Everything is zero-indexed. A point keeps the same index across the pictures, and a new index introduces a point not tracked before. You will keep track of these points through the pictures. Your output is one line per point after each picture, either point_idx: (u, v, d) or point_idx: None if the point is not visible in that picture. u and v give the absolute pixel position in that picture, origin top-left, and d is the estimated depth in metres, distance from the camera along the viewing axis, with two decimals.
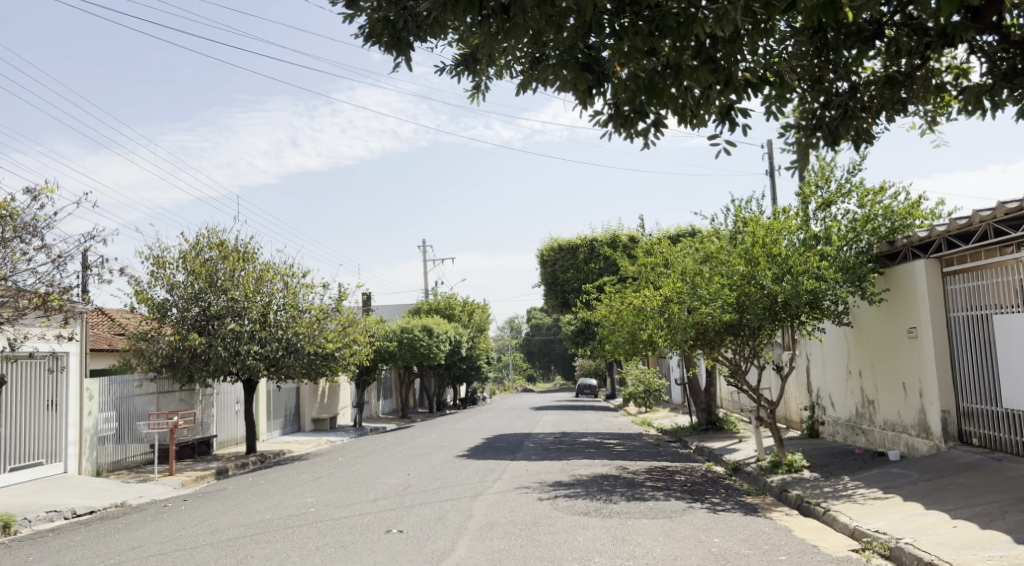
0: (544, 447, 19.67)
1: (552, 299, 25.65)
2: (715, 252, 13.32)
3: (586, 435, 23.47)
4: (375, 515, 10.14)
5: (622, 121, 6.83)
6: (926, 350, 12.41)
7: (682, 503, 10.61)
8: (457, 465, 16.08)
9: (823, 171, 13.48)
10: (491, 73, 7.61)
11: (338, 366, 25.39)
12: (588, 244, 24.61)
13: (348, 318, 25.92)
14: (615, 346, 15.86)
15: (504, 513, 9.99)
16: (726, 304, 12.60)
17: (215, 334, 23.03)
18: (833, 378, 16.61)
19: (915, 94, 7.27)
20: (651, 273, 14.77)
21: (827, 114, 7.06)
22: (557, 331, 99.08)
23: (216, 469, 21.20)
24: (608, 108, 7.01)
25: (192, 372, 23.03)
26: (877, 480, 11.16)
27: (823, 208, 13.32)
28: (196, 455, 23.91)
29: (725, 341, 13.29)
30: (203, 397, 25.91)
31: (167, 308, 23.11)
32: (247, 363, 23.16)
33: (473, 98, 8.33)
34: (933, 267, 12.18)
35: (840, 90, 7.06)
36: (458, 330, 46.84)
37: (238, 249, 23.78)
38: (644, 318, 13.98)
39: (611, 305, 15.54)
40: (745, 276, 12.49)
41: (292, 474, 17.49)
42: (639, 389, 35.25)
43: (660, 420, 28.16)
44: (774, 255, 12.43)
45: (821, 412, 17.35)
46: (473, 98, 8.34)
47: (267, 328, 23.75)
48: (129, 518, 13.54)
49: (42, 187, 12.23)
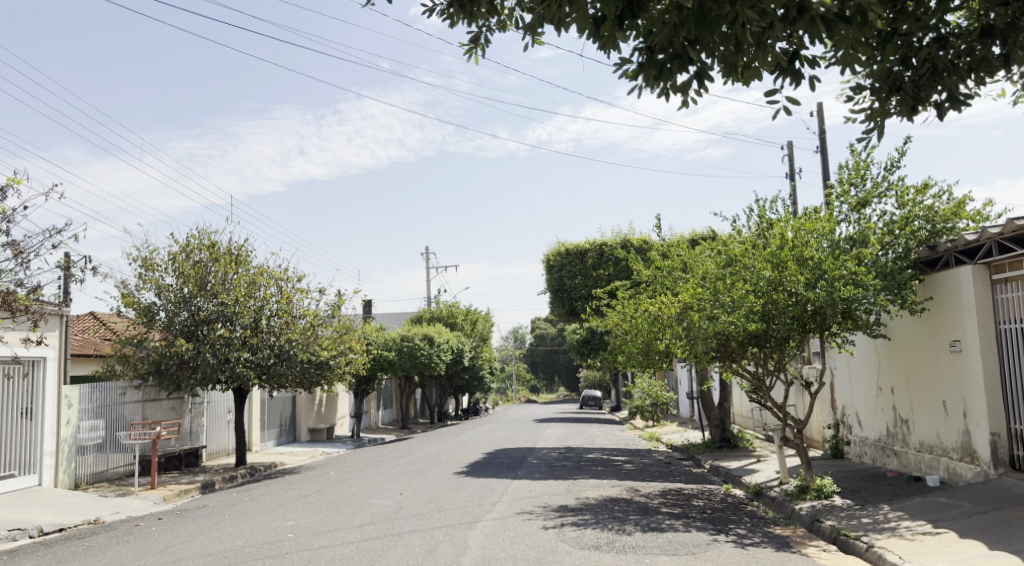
0: (548, 464, 18.47)
1: (557, 307, 24.46)
2: (739, 254, 12.14)
3: (592, 450, 22.31)
4: (358, 546, 9.00)
5: (657, 72, 6.99)
6: (972, 365, 11.24)
7: (704, 534, 9.46)
8: (455, 483, 14.90)
9: (858, 167, 12.36)
10: (487, 18, 7.39)
11: (333, 376, 24.27)
12: (597, 248, 23.45)
13: (345, 324, 24.79)
14: (630, 356, 14.72)
15: (504, 545, 8.84)
16: (751, 312, 11.47)
17: (205, 341, 21.92)
18: (861, 395, 15.43)
19: (1011, 50, 7.41)
20: (668, 279, 13.62)
21: (908, 72, 7.56)
22: (561, 341, 97.84)
23: (201, 483, 20.05)
24: (637, 58, 7.34)
25: (180, 381, 21.87)
26: (922, 511, 9.98)
27: (860, 209, 12.16)
28: (183, 467, 22.79)
29: (748, 352, 12.13)
30: (192, 406, 24.79)
31: (154, 312, 22.02)
32: (236, 370, 21.99)
33: (469, 58, 8.82)
34: (981, 274, 11.06)
35: (927, 41, 7.47)
36: (460, 339, 45.68)
37: (230, 252, 22.72)
38: (661, 327, 12.83)
39: (624, 312, 14.39)
40: (773, 282, 11.37)
41: (278, 490, 16.32)
42: (646, 402, 34.16)
43: (669, 436, 27.02)
44: (806, 258, 11.30)
45: (846, 431, 16.19)
46: (470, 58, 8.82)
47: (258, 334, 22.63)
48: (95, 539, 12.40)
49: (9, 178, 11.09)
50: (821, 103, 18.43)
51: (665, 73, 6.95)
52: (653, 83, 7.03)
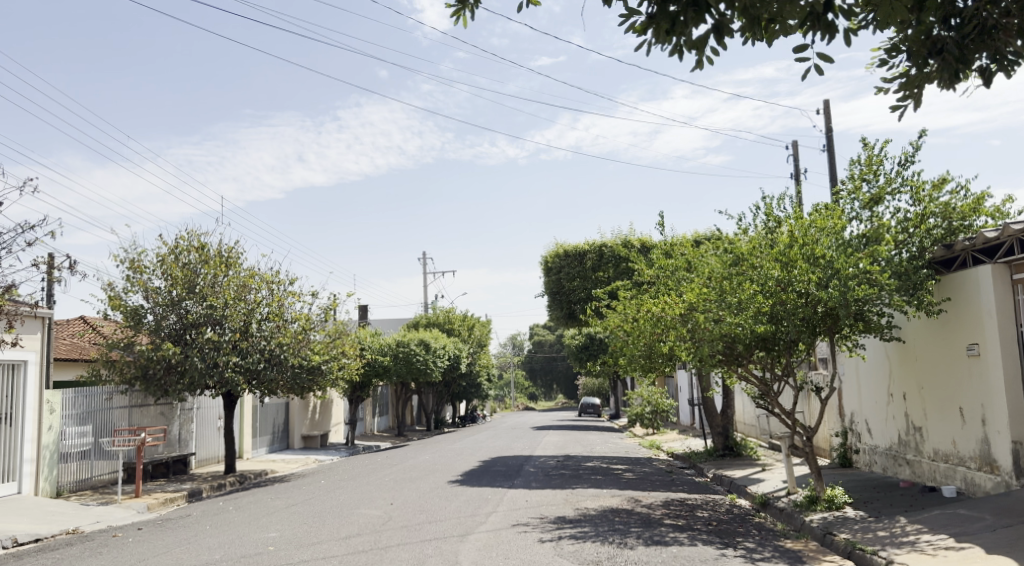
0: (545, 472, 17.87)
1: (556, 310, 23.89)
2: (745, 251, 11.63)
3: (591, 459, 21.71)
4: (341, 560, 8.42)
5: (669, 25, 6.82)
6: (991, 370, 10.67)
7: (711, 548, 8.86)
8: (448, 493, 14.30)
9: (871, 161, 11.79)
10: None
11: (326, 382, 23.67)
12: (596, 250, 22.89)
13: (338, 328, 24.18)
14: (632, 359, 14.14)
15: (497, 560, 8.24)
16: (759, 313, 10.94)
17: (192, 344, 21.32)
18: (871, 402, 14.87)
19: None
20: (672, 279, 13.06)
21: (949, 33, 7.24)
22: (560, 349, 97.27)
23: (188, 491, 19.42)
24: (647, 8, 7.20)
25: (167, 386, 21.25)
26: (942, 524, 9.38)
27: (874, 205, 11.57)
28: (171, 474, 22.19)
29: (754, 355, 11.57)
30: (181, 412, 24.21)
31: (142, 314, 21.41)
32: (224, 375, 21.36)
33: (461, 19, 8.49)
34: (1001, 274, 10.50)
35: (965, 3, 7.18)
36: (458, 345, 45.10)
37: (221, 254, 22.16)
38: (664, 328, 12.26)
39: (625, 314, 13.81)
40: (782, 282, 10.86)
41: (265, 500, 15.72)
42: (646, 410, 33.65)
43: (669, 443, 26.48)
44: (817, 256, 10.75)
45: (855, 439, 15.65)
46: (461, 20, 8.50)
47: (248, 339, 22.04)
48: (68, 551, 11.80)
49: None
50: (828, 101, 17.85)
51: (678, 25, 6.80)
52: (664, 35, 6.89)
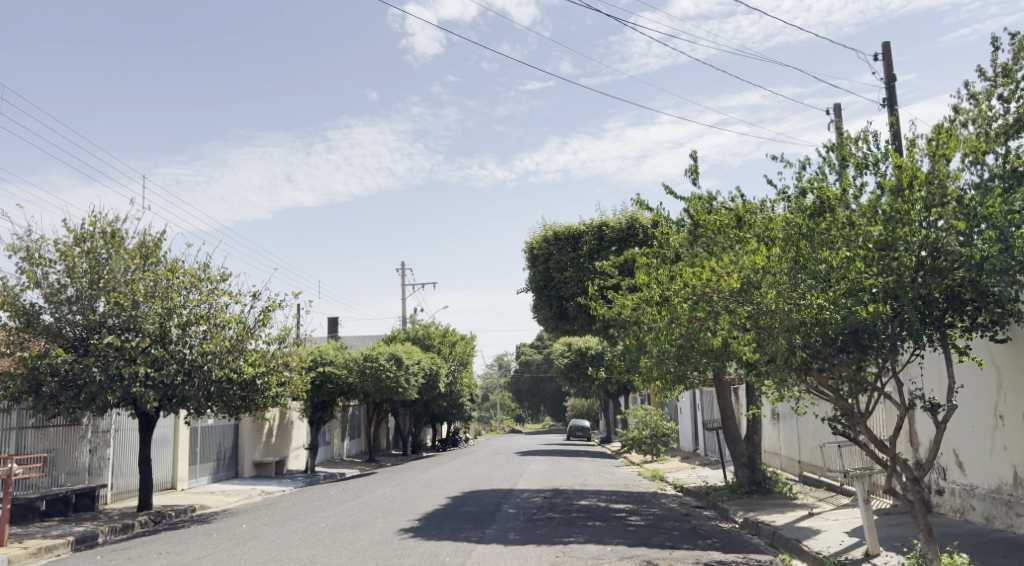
0: (529, 516, 13.88)
1: (545, 311, 19.96)
2: (830, 198, 7.81)
3: (586, 494, 17.75)
4: None
5: None
6: None
7: None
8: (392, 551, 10.33)
9: (1009, 69, 8.01)
10: None
11: (263, 400, 19.64)
12: (594, 232, 19.05)
13: (283, 337, 20.23)
14: (657, 359, 10.22)
15: None
16: (856, 293, 7.24)
17: (94, 351, 17.18)
18: (965, 427, 11.08)
19: None
20: (713, 246, 9.22)
21: None
22: (547, 368, 92.47)
23: (77, 536, 15.31)
24: None
25: (63, 405, 17.12)
26: None
27: (1014, 131, 7.78)
28: (71, 512, 18.01)
29: (837, 357, 7.76)
30: (95, 435, 20.12)
31: (35, 314, 17.19)
32: (131, 391, 17.10)
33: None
34: None
35: None
36: (436, 360, 40.83)
37: (139, 243, 18.12)
38: (705, 319, 8.41)
39: (643, 296, 9.94)
40: (889, 244, 7.14)
41: (147, 558, 11.68)
42: (644, 433, 29.91)
43: (675, 474, 22.60)
44: (950, 197, 7.05)
45: (936, 476, 11.83)
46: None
47: (167, 346, 17.97)
48: None
49: None
50: (889, 41, 14.19)
51: None
52: None
